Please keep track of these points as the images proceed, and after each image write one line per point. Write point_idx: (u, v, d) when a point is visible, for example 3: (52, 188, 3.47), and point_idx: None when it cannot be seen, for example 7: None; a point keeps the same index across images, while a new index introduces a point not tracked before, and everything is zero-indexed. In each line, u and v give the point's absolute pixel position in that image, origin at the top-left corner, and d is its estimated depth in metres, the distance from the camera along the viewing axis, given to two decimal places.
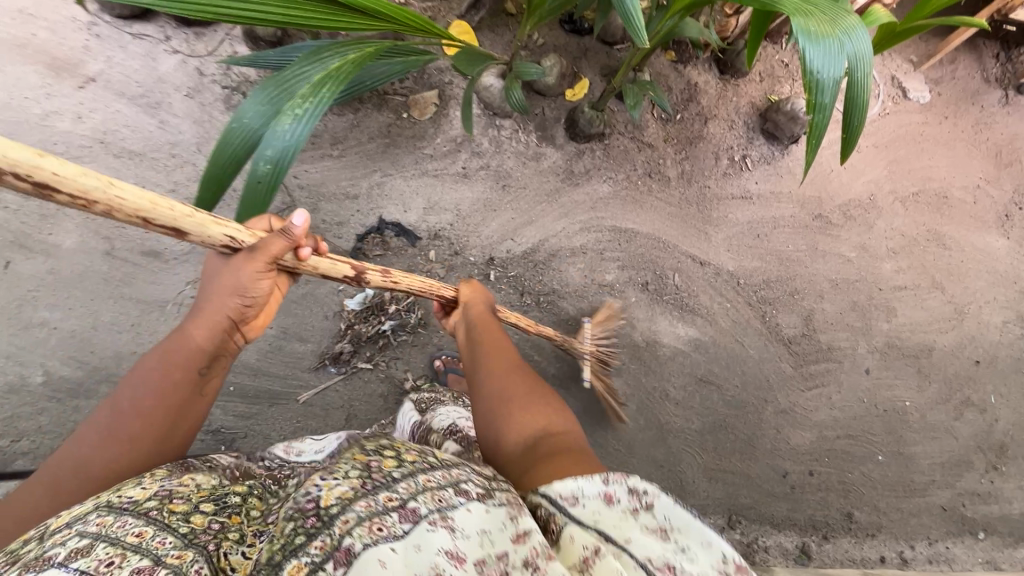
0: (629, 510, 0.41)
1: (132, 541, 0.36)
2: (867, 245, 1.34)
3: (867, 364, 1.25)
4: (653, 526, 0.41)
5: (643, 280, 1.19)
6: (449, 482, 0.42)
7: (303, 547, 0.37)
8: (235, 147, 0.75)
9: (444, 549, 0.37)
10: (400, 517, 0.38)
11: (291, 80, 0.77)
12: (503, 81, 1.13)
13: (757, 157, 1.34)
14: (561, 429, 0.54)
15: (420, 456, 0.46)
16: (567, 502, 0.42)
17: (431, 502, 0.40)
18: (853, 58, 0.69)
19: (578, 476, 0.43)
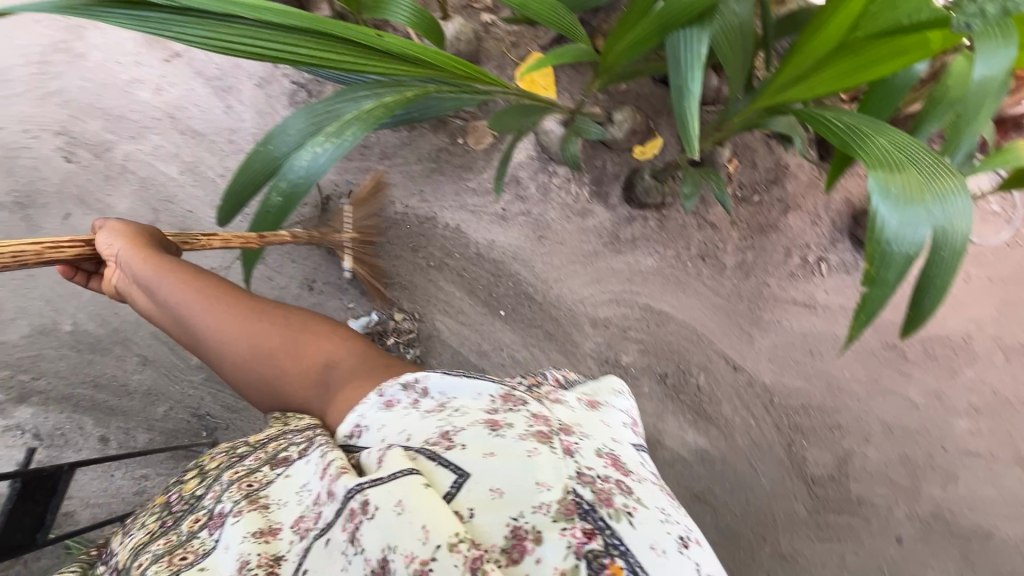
0: (409, 403, 0.52)
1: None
2: (943, 393, 1.15)
3: (900, 531, 1.08)
4: (415, 401, 0.52)
5: (662, 371, 1.09)
6: (263, 464, 0.53)
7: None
8: (255, 172, 0.75)
9: (250, 533, 0.45)
10: (211, 533, 0.48)
11: (324, 116, 0.76)
12: (563, 130, 1.07)
13: (836, 263, 1.18)
14: (336, 359, 0.62)
15: (243, 451, 0.57)
16: (354, 434, 0.52)
17: (238, 495, 0.50)
18: (940, 232, 0.56)
19: (381, 408, 0.52)
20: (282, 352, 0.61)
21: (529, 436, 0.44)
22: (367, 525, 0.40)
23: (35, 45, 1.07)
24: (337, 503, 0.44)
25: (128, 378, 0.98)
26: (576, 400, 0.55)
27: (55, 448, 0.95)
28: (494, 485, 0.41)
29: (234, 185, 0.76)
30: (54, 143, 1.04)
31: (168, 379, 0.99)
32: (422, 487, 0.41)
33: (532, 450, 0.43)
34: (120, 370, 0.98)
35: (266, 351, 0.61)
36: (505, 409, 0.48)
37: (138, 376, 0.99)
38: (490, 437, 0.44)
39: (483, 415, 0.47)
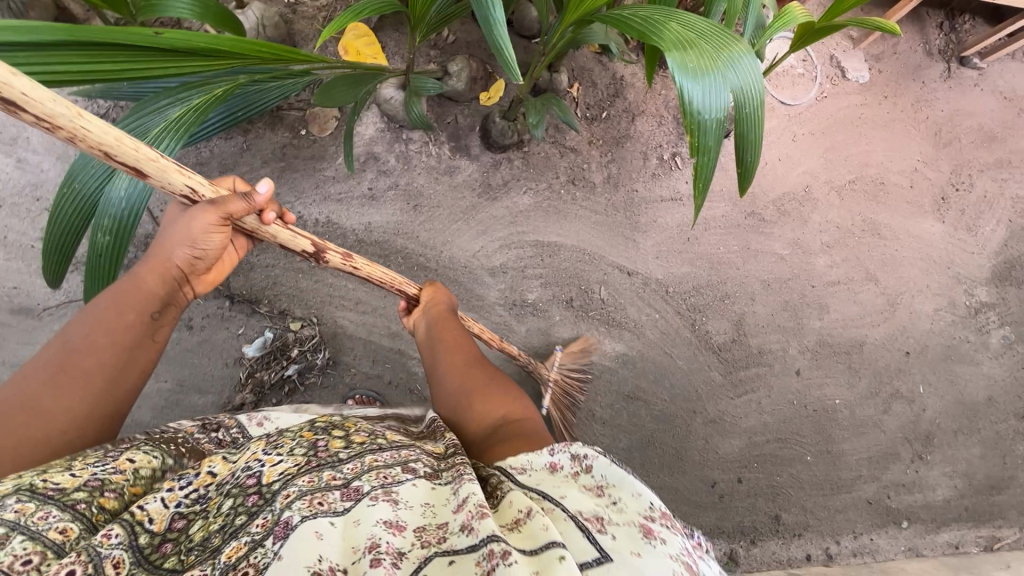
0: (572, 474, 0.45)
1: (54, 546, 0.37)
2: (801, 241, 1.31)
3: (797, 365, 1.24)
4: (591, 469, 0.44)
5: (567, 296, 1.15)
6: (396, 461, 0.46)
7: (243, 529, 0.40)
8: (68, 215, 0.67)
9: (383, 521, 0.40)
10: (340, 495, 0.42)
11: (129, 135, 0.69)
12: (402, 93, 1.04)
13: (687, 155, 1.28)
14: (520, 417, 0.58)
15: (368, 437, 0.50)
16: (518, 472, 0.45)
17: (374, 480, 0.43)
18: (738, 93, 0.62)
19: (528, 453, 0.47)
20: (487, 398, 0.59)
21: (682, 558, 0.37)
22: (505, 573, 0.34)
23: None
24: (476, 541, 0.37)
25: None
26: (718, 560, 0.41)
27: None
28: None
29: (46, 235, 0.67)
30: None
31: None
32: (570, 562, 0.35)
33: (671, 553, 0.37)
34: None
35: (479, 389, 0.61)
36: (664, 523, 0.40)
37: None
38: (644, 541, 0.38)
39: (639, 517, 0.40)
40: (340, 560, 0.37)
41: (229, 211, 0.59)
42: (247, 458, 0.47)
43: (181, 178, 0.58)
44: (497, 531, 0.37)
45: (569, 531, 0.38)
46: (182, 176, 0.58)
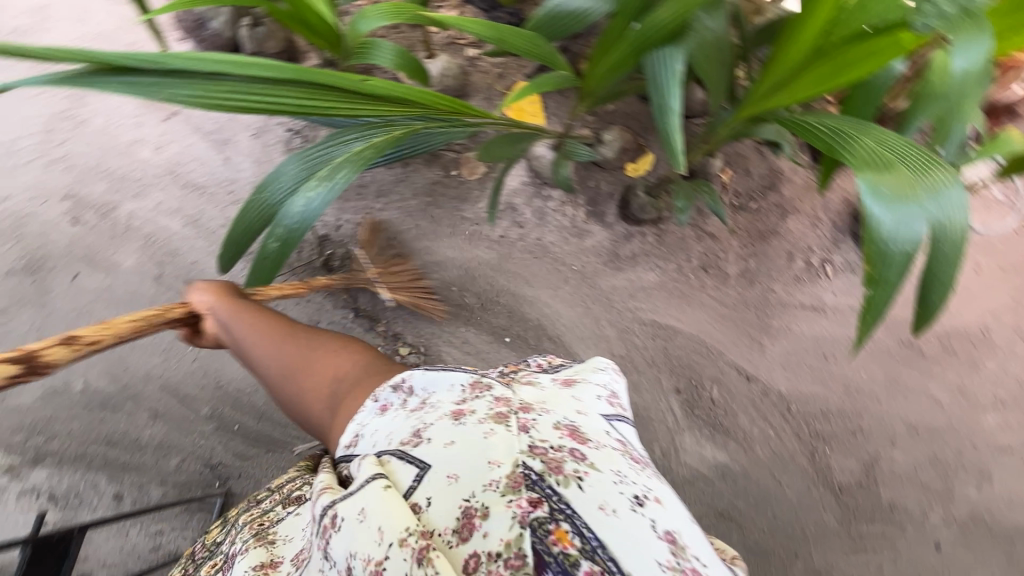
0: (397, 405, 0.47)
1: None
2: (966, 388, 1.12)
3: (939, 536, 1.03)
4: (352, 442, 0.47)
5: (675, 386, 1.07)
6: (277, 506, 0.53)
7: None
8: (250, 220, 0.77)
9: (269, 547, 0.42)
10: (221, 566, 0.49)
11: (317, 160, 0.77)
12: (553, 154, 1.08)
13: (840, 264, 1.16)
14: (343, 373, 0.58)
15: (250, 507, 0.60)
16: (349, 446, 0.48)
17: (249, 534, 0.50)
18: (937, 228, 0.55)
19: (357, 418, 0.49)
20: (305, 368, 0.59)
21: (492, 434, 0.39)
22: (337, 536, 0.37)
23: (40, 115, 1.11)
24: (317, 521, 0.40)
25: (139, 433, 0.99)
26: (550, 381, 0.50)
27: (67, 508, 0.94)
28: (453, 474, 0.38)
29: (232, 234, 0.78)
30: (61, 206, 1.07)
31: (179, 432, 0.99)
32: (385, 492, 0.38)
33: (488, 431, 0.40)
34: (131, 426, 0.99)
35: (292, 364, 0.59)
36: (532, 410, 0.43)
37: (150, 431, 0.99)
38: (454, 426, 0.41)
39: (451, 406, 0.43)
40: None
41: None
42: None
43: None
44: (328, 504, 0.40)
45: (395, 463, 0.41)
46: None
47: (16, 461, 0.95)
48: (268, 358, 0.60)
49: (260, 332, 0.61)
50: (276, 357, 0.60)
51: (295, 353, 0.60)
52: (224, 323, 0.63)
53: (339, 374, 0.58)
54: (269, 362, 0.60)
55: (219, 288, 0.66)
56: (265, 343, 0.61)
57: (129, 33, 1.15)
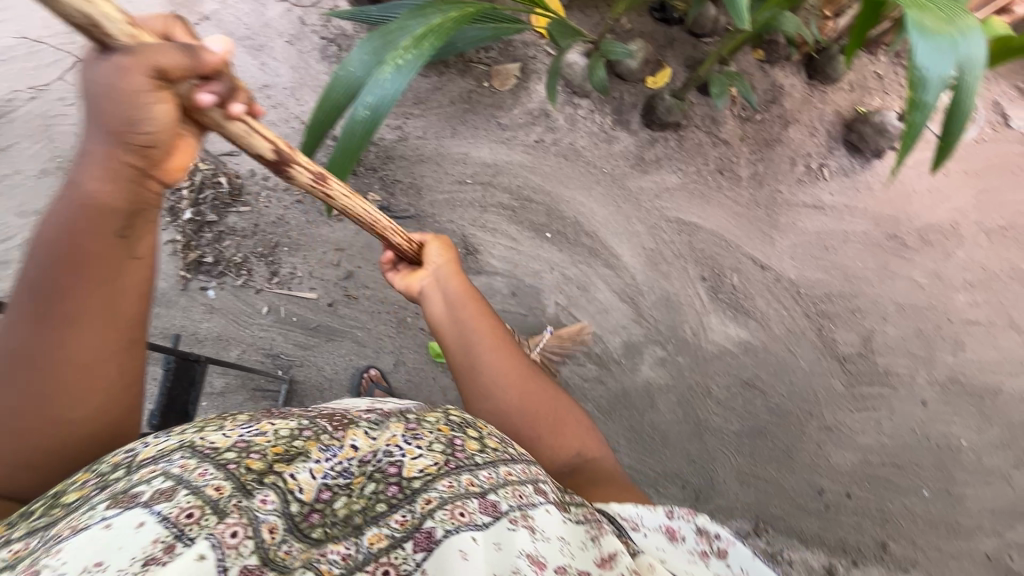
0: (695, 550, 0.50)
1: (174, 472, 0.36)
2: (942, 273, 1.28)
3: (924, 395, 1.19)
4: (636, 526, 0.50)
5: (700, 274, 1.18)
6: (529, 479, 0.45)
7: (383, 517, 0.39)
8: (340, 93, 0.77)
9: (526, 553, 0.39)
10: (480, 506, 0.40)
11: (397, 34, 0.80)
12: (586, 60, 1.15)
13: (836, 168, 1.30)
14: (589, 455, 0.61)
15: (501, 443, 0.48)
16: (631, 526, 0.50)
17: (511, 498, 0.42)
18: (963, 62, 0.66)
19: (641, 508, 0.52)
20: (555, 433, 0.59)
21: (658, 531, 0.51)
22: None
23: (59, 16, 1.07)
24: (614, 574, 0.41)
25: (196, 327, 0.99)
26: None
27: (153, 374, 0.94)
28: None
29: (318, 113, 0.77)
30: None
31: (237, 325, 1.01)
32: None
33: None
34: (188, 320, 0.99)
35: (536, 415, 0.59)
36: None
37: (207, 324, 1.00)
38: None
39: None
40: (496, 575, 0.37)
41: (158, 67, 0.36)
42: (387, 444, 0.43)
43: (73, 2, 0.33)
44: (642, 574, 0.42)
45: None
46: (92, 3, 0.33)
47: None
48: (505, 396, 0.58)
49: (502, 344, 0.61)
50: (502, 364, 0.60)
51: (535, 390, 0.60)
52: (450, 292, 0.64)
53: (588, 453, 0.61)
54: (507, 382, 0.59)
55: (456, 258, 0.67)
56: (482, 324, 0.62)
57: None
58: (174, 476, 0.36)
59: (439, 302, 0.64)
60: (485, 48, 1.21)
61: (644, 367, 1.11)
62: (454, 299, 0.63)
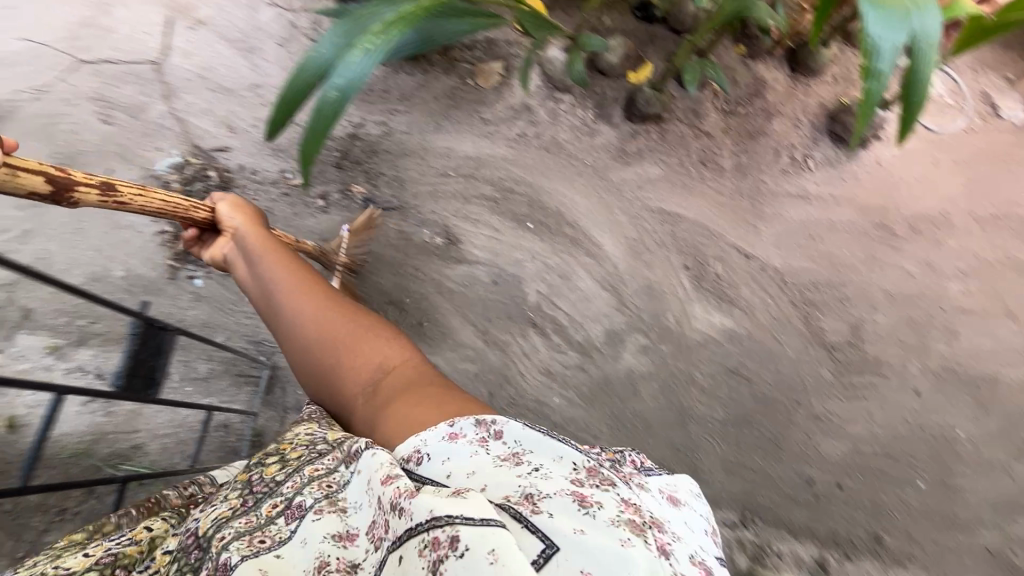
0: (482, 438, 0.55)
1: (75, 571, 0.51)
2: (934, 262, 1.26)
3: (917, 385, 1.17)
4: (417, 460, 0.55)
5: (683, 263, 1.18)
6: (335, 467, 0.59)
7: (222, 553, 0.49)
8: (309, 75, 0.81)
9: (331, 535, 0.52)
10: (287, 519, 0.54)
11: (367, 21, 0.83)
12: (565, 55, 1.18)
13: (820, 158, 1.30)
14: (393, 368, 0.70)
15: (309, 451, 0.62)
16: (416, 462, 0.55)
17: (317, 492, 0.56)
18: (917, 32, 0.67)
19: (425, 432, 0.57)
20: (360, 343, 0.70)
21: (564, 494, 0.48)
22: (455, 563, 0.41)
23: (63, 22, 1.13)
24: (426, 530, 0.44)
25: (183, 314, 1.02)
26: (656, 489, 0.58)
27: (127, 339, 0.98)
28: (585, 565, 0.42)
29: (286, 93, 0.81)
30: (91, 107, 1.10)
31: (222, 312, 1.03)
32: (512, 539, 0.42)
33: (624, 540, 0.44)
34: (175, 307, 1.02)
35: (342, 337, 0.70)
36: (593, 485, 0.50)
37: (193, 311, 1.02)
38: (579, 513, 0.46)
39: (568, 485, 0.49)
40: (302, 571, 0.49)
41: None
42: (191, 524, 0.56)
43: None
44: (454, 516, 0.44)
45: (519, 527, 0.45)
46: None
47: (62, 342, 0.97)
48: (306, 322, 0.71)
49: (325, 320, 0.71)
50: (320, 334, 0.70)
51: (351, 334, 0.71)
52: (249, 252, 0.77)
53: (390, 372, 0.69)
54: (305, 325, 0.71)
55: (250, 212, 0.81)
56: (306, 304, 0.72)
57: None
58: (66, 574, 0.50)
59: (256, 280, 0.76)
60: (469, 46, 1.25)
61: (627, 355, 1.11)
62: (285, 282, 0.73)
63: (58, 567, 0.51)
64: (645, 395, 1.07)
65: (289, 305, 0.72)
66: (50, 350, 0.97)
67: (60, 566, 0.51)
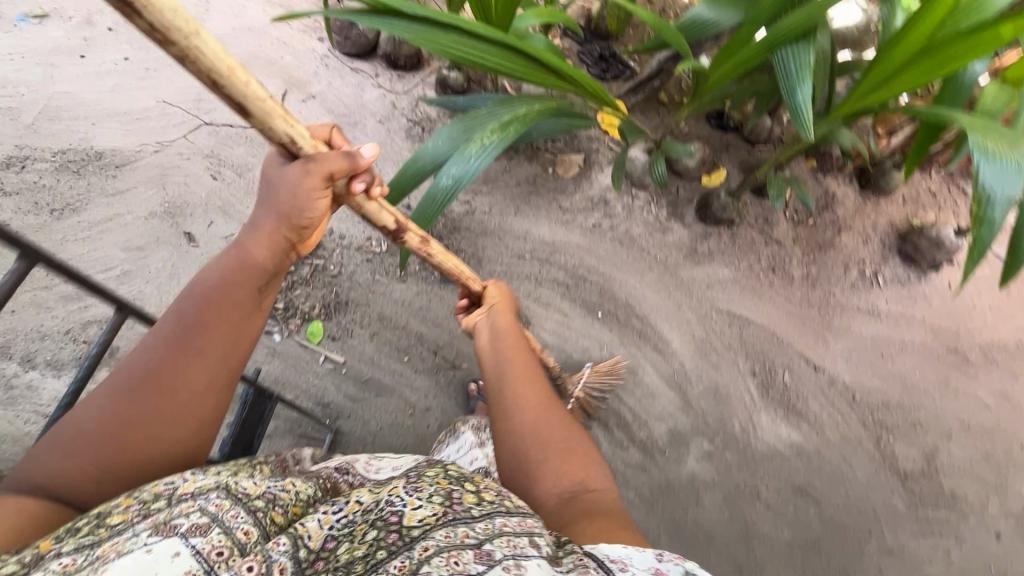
0: None
1: (212, 510, 0.43)
2: (1010, 394, 1.22)
3: (997, 526, 1.10)
4: (623, 567, 0.42)
5: (751, 369, 1.16)
6: (524, 531, 0.45)
7: (383, 564, 0.41)
8: (424, 165, 0.87)
9: None
10: (474, 556, 0.41)
11: (480, 123, 0.90)
12: (647, 156, 1.23)
13: (890, 276, 1.30)
14: (596, 491, 0.57)
15: (497, 495, 0.50)
16: (622, 569, 0.42)
17: (506, 548, 0.42)
18: None
19: (631, 550, 0.45)
20: (553, 450, 0.59)
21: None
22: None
23: (192, 87, 1.24)
24: None
25: (256, 369, 1.04)
26: None
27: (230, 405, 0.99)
28: None
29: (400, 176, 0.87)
30: (203, 163, 1.18)
31: (294, 370, 1.05)
32: None
33: None
34: (250, 361, 1.04)
35: (544, 435, 0.61)
36: None
37: (267, 366, 1.04)
38: None
39: None
40: None
41: (330, 171, 0.56)
42: (389, 496, 0.48)
43: (283, 127, 0.53)
44: None
45: None
46: (285, 123, 0.52)
47: None
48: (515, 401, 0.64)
49: (547, 408, 0.64)
50: (525, 413, 0.63)
51: (560, 429, 0.62)
52: (496, 328, 0.78)
53: (588, 477, 0.58)
54: (519, 401, 0.64)
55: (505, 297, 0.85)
56: (515, 365, 0.69)
57: (278, 29, 1.33)
58: (210, 514, 0.42)
59: (485, 332, 0.79)
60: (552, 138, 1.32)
61: (690, 460, 1.08)
62: (499, 327, 0.78)
63: (239, 483, 0.47)
64: (709, 505, 1.03)
65: (505, 369, 0.69)
66: None
67: (242, 483, 0.47)
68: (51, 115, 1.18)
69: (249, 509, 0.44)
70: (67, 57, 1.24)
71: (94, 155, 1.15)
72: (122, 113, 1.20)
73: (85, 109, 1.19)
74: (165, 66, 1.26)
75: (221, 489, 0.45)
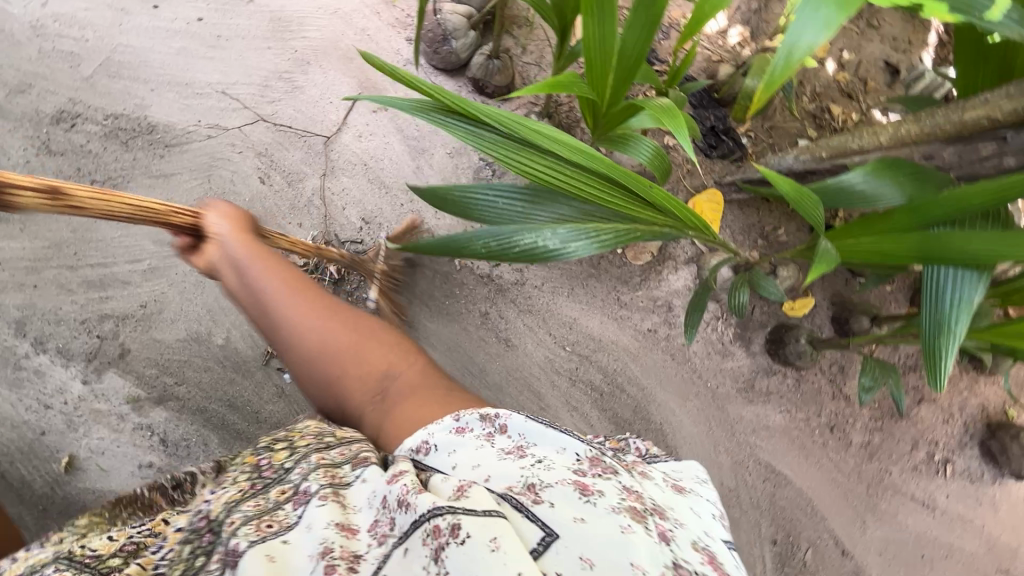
0: (482, 433, 0.51)
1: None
2: None
3: None
4: (424, 450, 0.52)
5: (771, 536, 1.08)
6: (343, 458, 0.53)
7: (203, 564, 0.44)
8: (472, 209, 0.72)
9: (336, 522, 0.44)
10: (295, 505, 0.47)
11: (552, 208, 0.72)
12: (731, 275, 1.08)
13: (961, 468, 1.15)
14: (403, 380, 0.63)
15: (315, 441, 0.58)
16: (424, 452, 0.51)
17: (323, 479, 0.49)
18: None
19: (430, 425, 0.54)
20: (352, 362, 0.63)
21: (565, 482, 0.44)
22: (453, 550, 0.38)
23: (262, 69, 1.13)
24: (414, 515, 0.42)
25: (260, 407, 0.99)
26: (663, 483, 0.51)
27: (231, 443, 0.97)
28: (584, 553, 0.38)
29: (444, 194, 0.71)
30: (255, 162, 1.09)
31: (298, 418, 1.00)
32: (513, 536, 0.39)
33: (626, 526, 0.40)
34: (256, 398, 0.99)
35: (343, 357, 0.63)
36: (592, 470, 0.46)
37: (271, 407, 0.99)
38: (582, 502, 0.42)
39: (570, 475, 0.45)
40: (306, 557, 0.41)
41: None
42: (203, 504, 0.52)
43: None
44: (434, 506, 0.41)
45: (518, 515, 0.41)
46: None
47: (142, 394, 0.97)
48: (303, 327, 0.63)
49: (317, 314, 0.64)
50: (317, 344, 0.63)
51: (347, 335, 0.64)
52: (234, 259, 0.67)
53: (387, 367, 0.64)
54: (303, 326, 0.63)
55: (240, 220, 0.72)
56: (309, 316, 0.64)
57: (365, 17, 1.18)
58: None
59: (226, 264, 0.69)
60: None
61: None
62: (240, 256, 0.67)
63: (84, 549, 0.49)
64: None
65: (274, 304, 0.64)
66: (129, 399, 0.96)
67: (87, 547, 0.49)
68: (110, 70, 1.09)
69: (94, 573, 0.45)
70: (138, 4, 1.13)
71: (146, 128, 1.08)
72: (183, 83, 1.11)
73: (146, 72, 1.10)
74: (239, 37, 1.14)
75: (60, 560, 0.47)
